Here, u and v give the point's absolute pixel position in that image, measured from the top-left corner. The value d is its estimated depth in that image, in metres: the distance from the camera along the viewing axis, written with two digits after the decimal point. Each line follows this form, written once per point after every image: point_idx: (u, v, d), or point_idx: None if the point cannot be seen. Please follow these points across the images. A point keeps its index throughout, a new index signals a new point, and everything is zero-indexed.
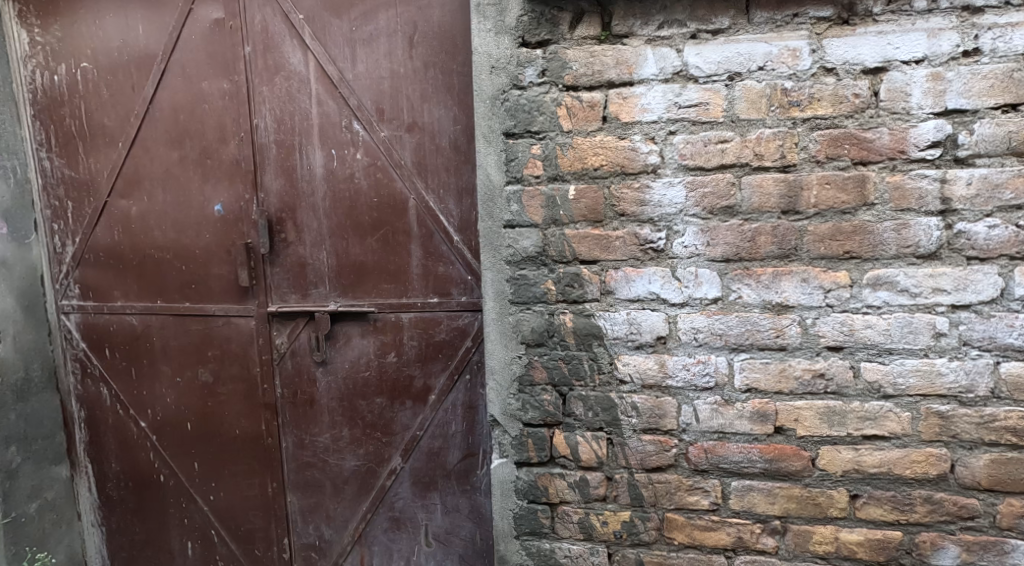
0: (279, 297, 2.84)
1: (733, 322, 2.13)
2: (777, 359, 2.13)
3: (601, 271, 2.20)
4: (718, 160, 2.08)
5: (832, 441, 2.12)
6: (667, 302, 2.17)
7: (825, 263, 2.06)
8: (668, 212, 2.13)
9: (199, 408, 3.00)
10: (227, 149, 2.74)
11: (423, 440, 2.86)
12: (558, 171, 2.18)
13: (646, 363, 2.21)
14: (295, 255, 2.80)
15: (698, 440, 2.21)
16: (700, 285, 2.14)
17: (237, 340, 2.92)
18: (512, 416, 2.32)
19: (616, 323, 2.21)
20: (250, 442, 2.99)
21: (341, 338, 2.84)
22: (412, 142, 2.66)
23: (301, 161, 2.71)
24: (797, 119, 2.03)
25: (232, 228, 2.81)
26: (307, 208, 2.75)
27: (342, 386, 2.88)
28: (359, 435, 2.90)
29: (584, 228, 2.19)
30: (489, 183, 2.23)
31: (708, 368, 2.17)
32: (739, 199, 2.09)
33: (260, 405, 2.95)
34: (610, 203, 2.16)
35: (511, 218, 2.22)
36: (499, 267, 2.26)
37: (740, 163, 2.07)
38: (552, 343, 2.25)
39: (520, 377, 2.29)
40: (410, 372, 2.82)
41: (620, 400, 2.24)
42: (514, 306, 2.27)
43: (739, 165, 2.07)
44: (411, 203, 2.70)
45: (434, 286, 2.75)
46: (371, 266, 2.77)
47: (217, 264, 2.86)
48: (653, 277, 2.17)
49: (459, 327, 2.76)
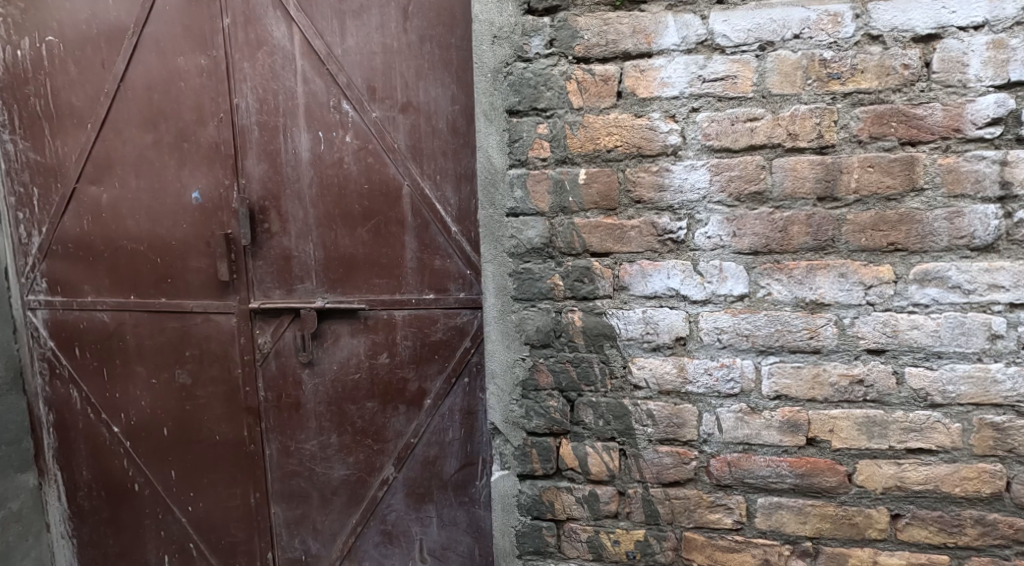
0: (262, 292, 2.63)
1: (761, 321, 1.91)
2: (810, 363, 1.91)
3: (614, 264, 1.98)
4: (747, 141, 1.86)
5: (871, 455, 1.90)
6: (687, 300, 1.95)
7: (866, 256, 1.84)
8: (690, 198, 1.91)
9: (177, 412, 2.79)
10: (205, 131, 2.52)
11: (418, 447, 2.64)
12: (568, 153, 1.96)
13: (664, 367, 1.99)
14: (280, 247, 2.58)
15: (720, 451, 2.00)
16: (724, 280, 1.92)
17: (217, 339, 2.70)
18: (514, 424, 2.10)
19: (631, 323, 1.99)
20: (231, 449, 2.78)
21: (329, 337, 2.62)
22: (407, 124, 2.44)
23: (285, 145, 2.50)
24: (837, 93, 1.81)
25: (211, 218, 2.59)
26: (293, 196, 2.53)
27: (330, 390, 2.66)
28: (349, 443, 2.68)
29: (596, 217, 1.97)
30: (490, 166, 2.01)
31: (732, 372, 1.96)
32: (770, 183, 1.87)
33: (242, 408, 2.74)
34: (625, 189, 1.95)
35: (514, 206, 2.00)
36: (500, 260, 2.04)
37: (771, 144, 1.85)
38: (559, 344, 2.04)
39: (523, 381, 2.08)
40: (404, 374, 2.60)
41: (634, 408, 2.03)
42: (517, 303, 2.05)
43: (771, 146, 1.85)
44: (405, 190, 2.48)
45: (430, 281, 2.53)
46: (361, 259, 2.55)
47: (195, 257, 2.64)
48: (672, 271, 1.95)
49: (457, 326, 2.54)
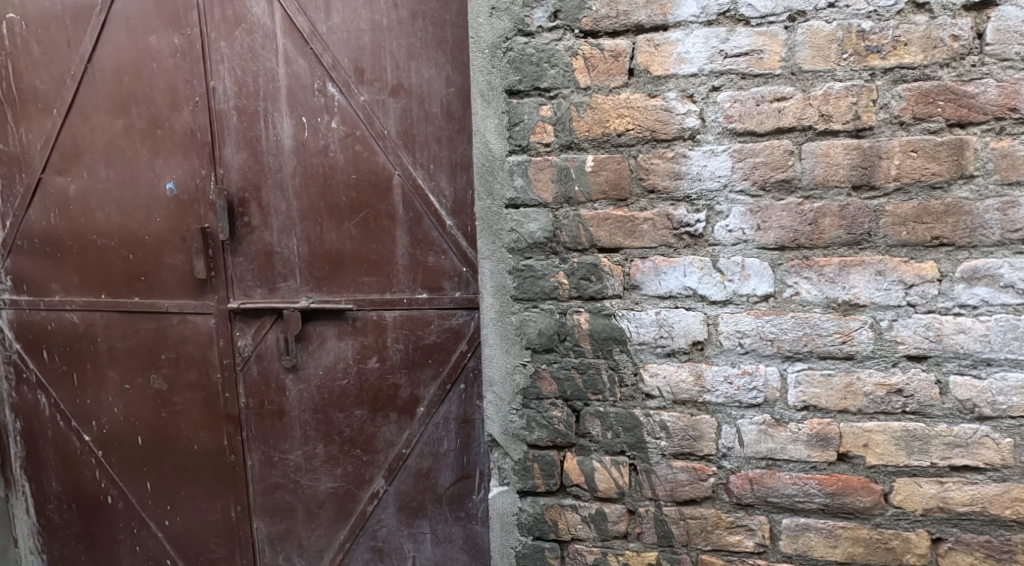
0: (243, 291, 2.45)
1: (788, 324, 1.72)
2: (842, 371, 1.71)
3: (624, 261, 1.79)
4: (774, 123, 1.67)
5: (910, 473, 1.71)
6: (705, 300, 1.76)
7: (907, 252, 1.65)
8: (709, 187, 1.72)
9: (152, 419, 2.62)
10: (179, 117, 2.34)
11: (410, 458, 2.45)
12: (573, 138, 1.77)
13: (679, 374, 1.80)
14: (261, 243, 2.40)
15: (741, 467, 1.81)
16: (747, 279, 1.73)
17: (195, 342, 2.52)
18: (514, 436, 1.91)
19: (642, 326, 1.80)
20: (210, 459, 2.60)
21: (314, 340, 2.44)
22: (398, 109, 2.25)
23: (266, 131, 2.31)
24: (876, 68, 1.62)
25: (187, 211, 2.41)
26: (275, 187, 2.34)
27: (316, 396, 2.48)
28: (336, 453, 2.50)
29: (604, 208, 1.78)
30: (487, 152, 1.82)
31: (755, 381, 1.77)
32: (799, 171, 1.68)
33: (222, 416, 2.56)
34: (637, 177, 1.76)
35: (514, 196, 1.82)
36: (499, 256, 1.85)
37: (801, 126, 1.66)
38: (563, 349, 1.85)
39: (524, 389, 1.89)
40: (395, 380, 2.41)
41: (646, 419, 1.84)
42: (518, 303, 1.86)
43: (801, 128, 1.66)
44: (396, 181, 2.29)
45: (423, 279, 2.34)
46: (349, 255, 2.36)
47: (170, 253, 2.46)
48: (689, 269, 1.76)
49: (452, 328, 2.35)
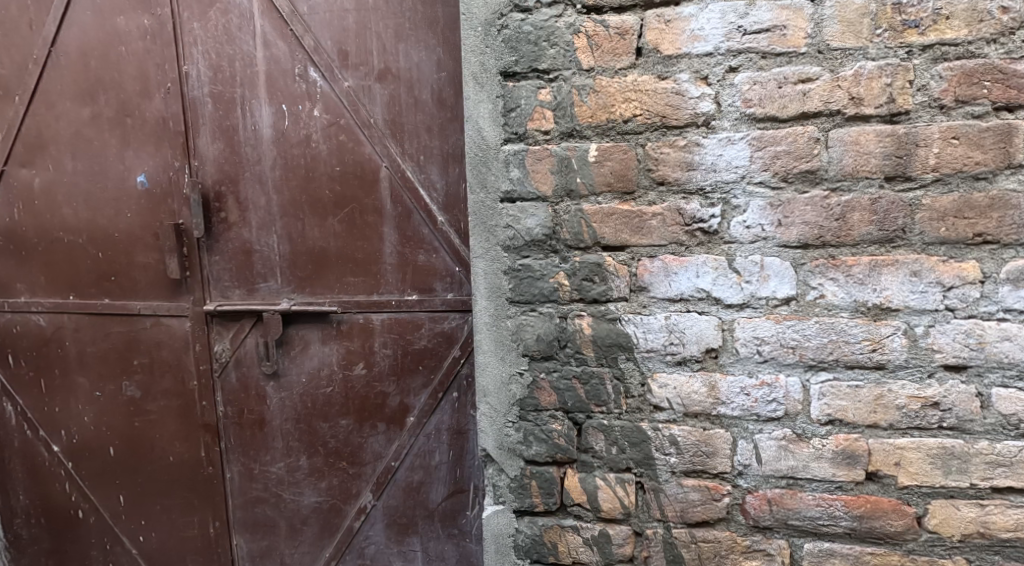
0: (220, 292, 2.29)
1: (812, 330, 1.56)
2: (871, 382, 1.55)
3: (631, 260, 1.63)
4: (797, 108, 1.51)
5: (947, 494, 1.55)
6: (720, 303, 1.60)
7: (946, 250, 1.49)
8: (725, 178, 1.56)
9: (124, 429, 2.45)
10: (150, 105, 2.19)
11: (399, 472, 2.29)
12: (575, 125, 1.61)
13: (691, 385, 1.64)
14: (239, 240, 2.24)
15: (759, 487, 1.64)
16: (766, 281, 1.57)
17: (169, 346, 2.37)
18: (510, 451, 1.75)
19: (650, 331, 1.64)
20: (186, 471, 2.44)
21: (297, 344, 2.27)
22: (385, 95, 2.09)
23: (244, 120, 2.15)
24: (914, 45, 1.46)
25: (160, 206, 2.26)
26: (253, 180, 2.19)
27: (299, 404, 2.31)
28: (320, 465, 2.34)
29: (609, 202, 1.62)
30: (480, 141, 1.66)
31: (774, 393, 1.60)
32: (825, 161, 1.51)
33: (199, 425, 2.40)
34: (645, 168, 1.59)
35: (509, 189, 1.66)
36: (493, 255, 1.69)
37: (828, 110, 1.50)
38: (563, 356, 1.69)
39: (521, 400, 1.73)
40: (383, 387, 2.25)
41: (654, 434, 1.67)
42: (514, 306, 1.70)
43: (828, 113, 1.50)
44: (384, 174, 2.13)
45: (413, 280, 2.18)
46: (333, 253, 2.19)
47: (142, 252, 2.31)
48: (703, 269, 1.60)
49: (443, 332, 2.19)
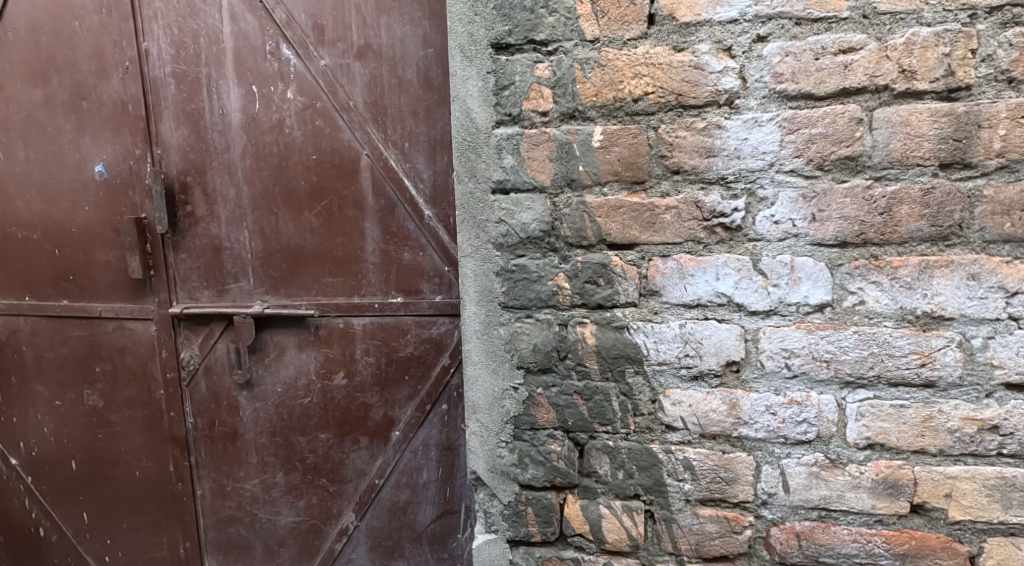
0: (187, 293, 2.09)
1: (850, 341, 1.35)
2: (919, 402, 1.35)
3: (640, 259, 1.42)
4: (838, 83, 1.31)
5: (1006, 531, 1.35)
6: (743, 310, 1.39)
7: (1010, 249, 1.30)
8: (750, 166, 1.35)
9: (86, 441, 2.25)
10: (108, 86, 2.00)
11: (384, 490, 2.09)
12: (577, 104, 1.40)
13: (709, 403, 1.44)
14: (207, 236, 2.04)
15: (786, 519, 1.44)
16: (797, 285, 1.36)
17: (133, 352, 2.17)
18: (503, 475, 1.55)
19: (663, 342, 1.43)
20: (153, 487, 2.24)
21: (271, 351, 2.07)
22: (365, 75, 1.89)
23: (211, 103, 1.96)
24: (978, 8, 1.27)
25: (120, 198, 2.06)
26: (222, 170, 1.99)
27: (274, 416, 2.11)
28: (298, 483, 2.14)
29: (616, 194, 1.42)
30: (469, 124, 1.45)
31: (804, 413, 1.39)
32: (869, 145, 1.31)
33: (166, 438, 2.20)
34: (658, 154, 1.39)
35: (502, 179, 1.45)
36: (484, 254, 1.48)
37: (874, 86, 1.30)
38: (563, 369, 1.48)
39: (515, 418, 1.52)
40: (365, 399, 2.05)
41: (666, 457, 1.47)
42: (508, 312, 1.49)
43: (874, 89, 1.30)
44: (366, 164, 1.93)
45: (398, 280, 1.97)
46: (310, 251, 1.99)
47: (101, 248, 2.11)
48: (723, 270, 1.39)
49: (431, 339, 1.99)
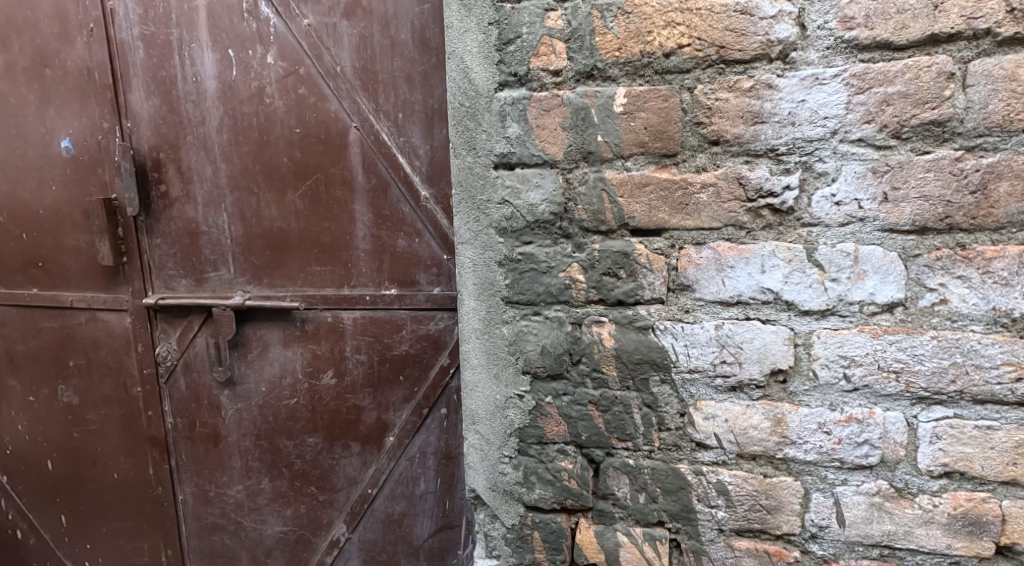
0: (163, 282, 1.87)
1: (926, 349, 1.12)
2: (1012, 424, 1.11)
3: (670, 247, 1.19)
4: (924, 28, 1.07)
5: None
6: (793, 309, 1.16)
7: None
8: (808, 134, 1.12)
9: (61, 441, 2.03)
10: (72, 51, 1.79)
11: (378, 501, 1.87)
12: (596, 61, 1.18)
13: (749, 419, 1.20)
14: (183, 219, 1.83)
15: (838, 556, 1.20)
16: (860, 280, 1.13)
17: (108, 345, 1.94)
18: (506, 495, 1.33)
19: (696, 346, 1.20)
20: (132, 492, 2.02)
21: (254, 346, 1.85)
22: (354, 36, 1.67)
23: (185, 70, 1.75)
24: None
25: (89, 177, 1.85)
26: (197, 145, 1.78)
27: (258, 418, 1.88)
28: (285, 490, 1.91)
29: (641, 168, 1.19)
30: (468, 86, 1.23)
31: (865, 433, 1.16)
32: (962, 106, 1.08)
33: (145, 439, 1.97)
34: (694, 120, 1.16)
35: (506, 151, 1.23)
36: (484, 240, 1.26)
37: (971, 32, 1.07)
38: (576, 376, 1.26)
39: (520, 431, 1.30)
40: (357, 400, 1.82)
41: (696, 480, 1.23)
42: (512, 308, 1.27)
43: (971, 35, 1.07)
44: (356, 138, 1.71)
45: (392, 270, 1.76)
46: (294, 235, 1.77)
47: (71, 231, 1.89)
48: (770, 261, 1.16)
49: (429, 336, 1.77)
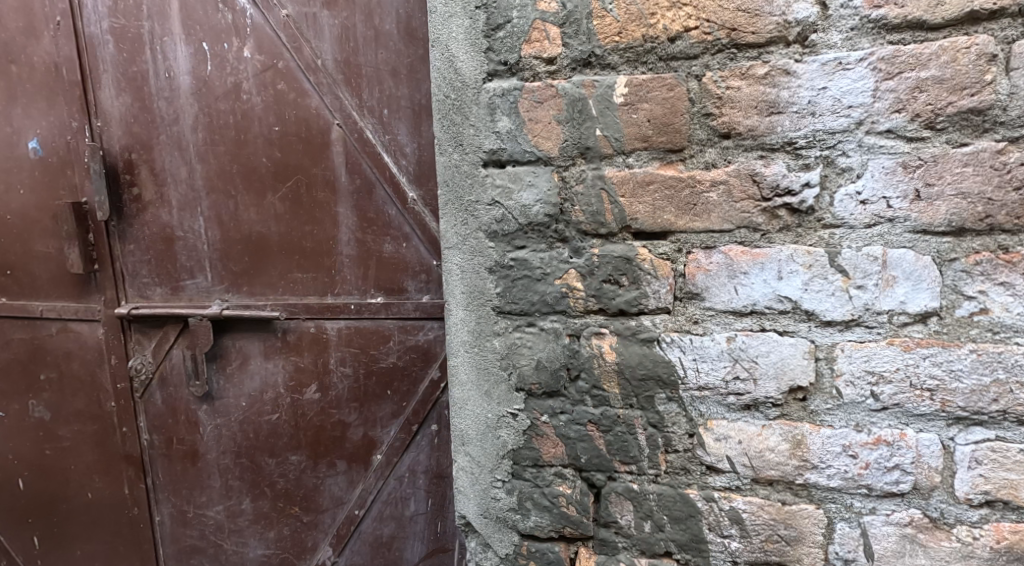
0: (137, 290, 1.75)
1: (964, 363, 1.01)
2: None
3: (676, 250, 1.08)
4: (960, 5, 0.97)
5: None
6: (814, 320, 1.05)
7: None
8: (831, 125, 1.01)
9: (33, 459, 1.87)
10: (38, 46, 1.68)
11: (365, 523, 1.75)
12: (593, 47, 1.07)
13: (765, 440, 1.08)
14: (158, 224, 1.71)
15: None
16: (890, 287, 1.02)
17: (80, 358, 1.80)
18: (500, 522, 1.21)
19: (706, 360, 1.09)
20: (109, 512, 1.87)
21: (233, 359, 1.73)
22: (335, 27, 1.57)
23: (157, 65, 1.64)
24: None
25: (59, 180, 1.73)
26: (171, 145, 1.67)
27: (238, 434, 1.76)
28: (267, 511, 1.78)
29: (644, 165, 1.08)
30: (453, 77, 1.12)
31: (894, 456, 1.04)
32: (1004, 92, 0.97)
33: (119, 457, 1.83)
34: (702, 112, 1.05)
35: (496, 148, 1.12)
36: (473, 245, 1.15)
37: (1015, 9, 0.96)
38: (575, 394, 1.14)
39: (514, 453, 1.18)
40: (343, 416, 1.71)
41: (707, 507, 1.12)
42: (503, 319, 1.16)
43: (1015, 12, 0.96)
44: (339, 136, 1.61)
45: (379, 276, 1.65)
46: (274, 240, 1.67)
47: (41, 237, 1.76)
48: (788, 266, 1.05)
49: (419, 346, 1.66)
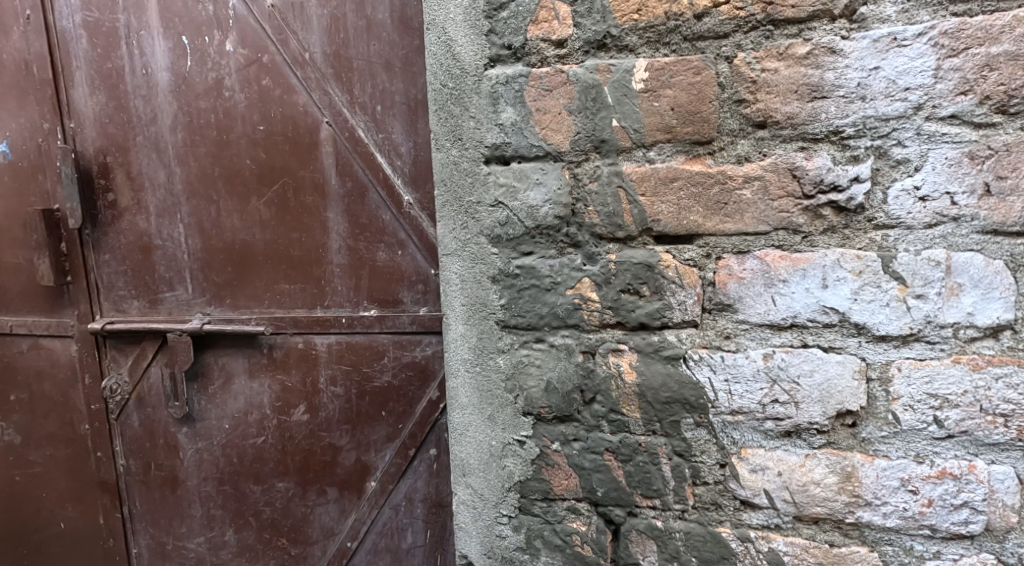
0: (112, 304, 1.62)
1: None
2: None
3: (706, 255, 0.95)
4: None
5: None
6: (864, 334, 0.92)
7: None
8: (883, 111, 0.89)
9: (3, 486, 1.74)
10: (7, 42, 1.55)
11: (359, 556, 1.61)
12: (609, 26, 0.95)
13: (810, 473, 0.95)
14: (135, 232, 1.59)
15: None
16: (954, 297, 0.89)
17: (52, 377, 1.67)
18: (505, 563, 1.08)
19: (741, 381, 0.96)
20: (83, 543, 1.73)
21: (215, 378, 1.60)
22: (325, 17, 1.45)
23: (133, 61, 1.52)
24: None
25: (28, 185, 1.60)
26: (149, 147, 1.55)
27: (221, 459, 1.63)
28: (253, 543, 1.65)
29: (667, 160, 0.95)
30: (451, 63, 1.00)
31: (961, 492, 0.91)
32: None
33: (94, 483, 1.70)
34: (734, 98, 0.92)
35: (499, 142, 0.99)
36: (474, 251, 1.02)
37: None
38: (589, 419, 1.01)
39: (521, 485, 1.05)
40: (335, 440, 1.58)
41: (742, 549, 0.98)
42: (509, 335, 1.03)
43: None
44: (328, 136, 1.49)
45: (372, 287, 1.52)
46: (260, 249, 1.54)
47: (9, 247, 1.63)
48: (835, 274, 0.92)
49: (415, 363, 1.53)
